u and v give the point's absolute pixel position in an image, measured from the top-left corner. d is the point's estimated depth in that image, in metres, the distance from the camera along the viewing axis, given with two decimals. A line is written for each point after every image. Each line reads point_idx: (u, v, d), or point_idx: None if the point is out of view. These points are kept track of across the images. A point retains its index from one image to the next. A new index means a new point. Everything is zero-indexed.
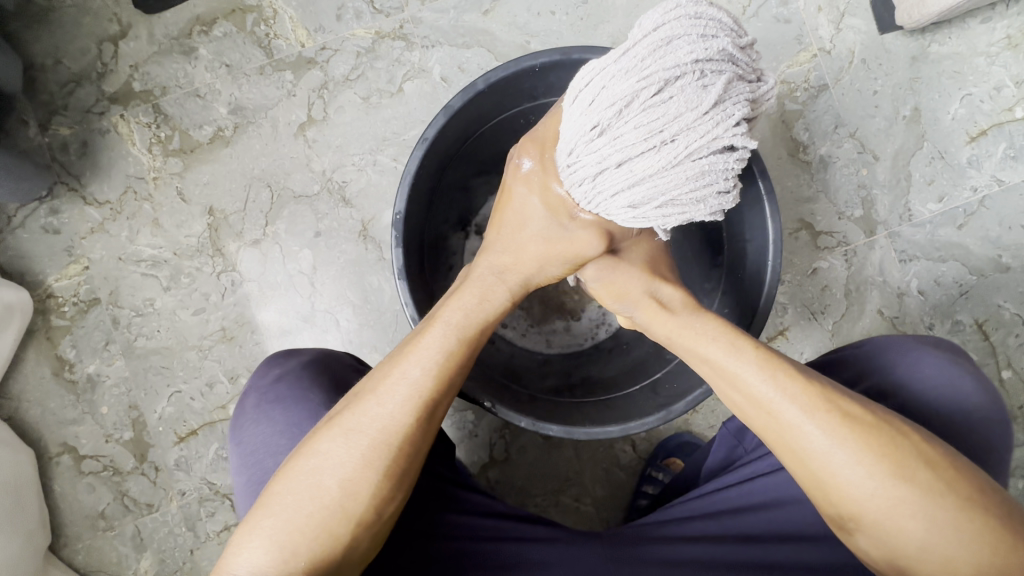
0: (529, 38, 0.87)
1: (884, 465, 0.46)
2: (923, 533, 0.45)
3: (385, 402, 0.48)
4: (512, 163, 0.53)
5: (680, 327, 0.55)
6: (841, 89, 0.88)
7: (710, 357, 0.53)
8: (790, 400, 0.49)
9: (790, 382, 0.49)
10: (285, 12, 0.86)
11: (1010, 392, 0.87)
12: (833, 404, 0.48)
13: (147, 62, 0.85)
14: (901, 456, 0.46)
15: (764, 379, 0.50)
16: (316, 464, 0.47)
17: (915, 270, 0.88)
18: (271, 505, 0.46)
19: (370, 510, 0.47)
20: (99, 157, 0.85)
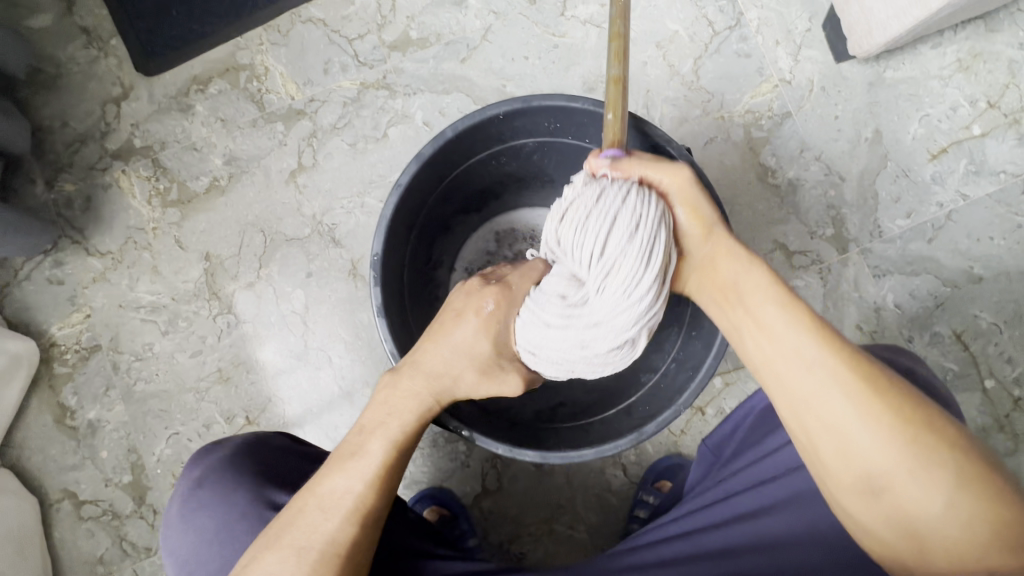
0: (505, 81, 0.92)
1: (921, 428, 0.43)
2: (940, 510, 0.42)
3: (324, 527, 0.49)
4: (470, 299, 0.55)
5: (733, 277, 0.52)
6: (803, 116, 0.92)
7: (757, 306, 0.50)
8: (832, 355, 0.46)
9: (834, 340, 0.47)
10: (276, 68, 0.92)
11: (995, 402, 0.88)
12: (871, 365, 0.46)
13: (147, 119, 0.91)
14: (930, 417, 0.44)
15: (800, 330, 0.47)
16: None
17: (889, 285, 0.90)
18: None
19: None
20: (101, 211, 0.89)
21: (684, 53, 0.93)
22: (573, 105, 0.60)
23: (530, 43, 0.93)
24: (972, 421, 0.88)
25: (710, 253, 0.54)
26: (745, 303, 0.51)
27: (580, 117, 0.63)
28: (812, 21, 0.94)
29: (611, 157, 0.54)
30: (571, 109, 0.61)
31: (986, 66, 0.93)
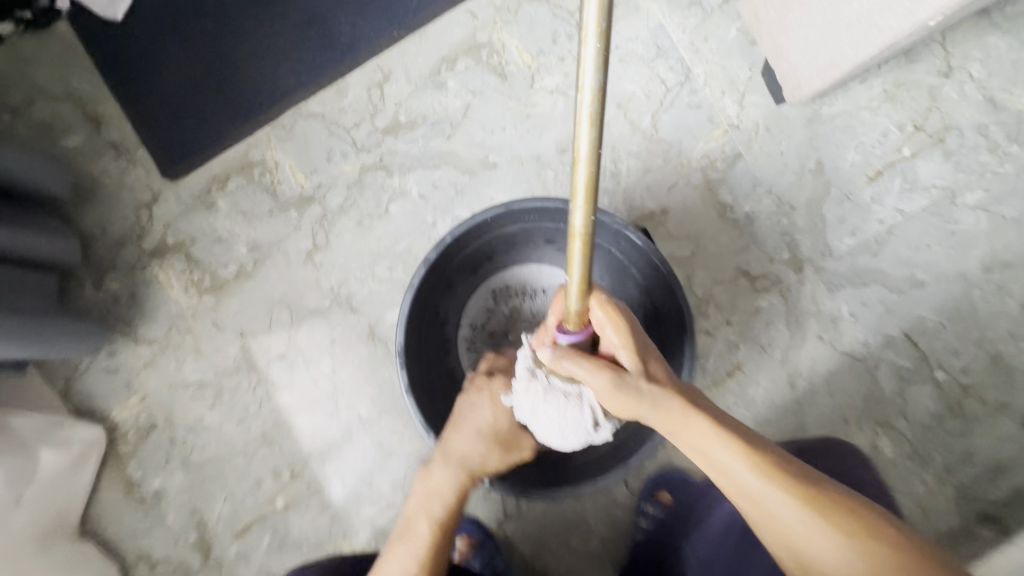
0: (487, 152, 1.04)
1: (859, 545, 0.49)
2: None
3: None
4: (485, 388, 0.73)
5: (679, 428, 0.59)
6: (753, 156, 1.04)
7: (704, 452, 0.57)
8: (769, 489, 0.53)
9: (769, 475, 0.54)
10: (285, 161, 1.04)
11: (944, 390, 1.01)
12: (807, 493, 0.52)
13: (176, 218, 1.03)
14: (866, 532, 0.49)
15: (740, 470, 0.55)
16: None
17: (843, 297, 1.02)
18: None
19: None
20: (145, 303, 1.01)
21: (642, 110, 1.05)
22: (542, 204, 0.77)
23: (506, 115, 1.05)
24: (925, 409, 1.01)
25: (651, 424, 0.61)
26: (696, 451, 0.58)
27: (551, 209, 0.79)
28: (753, 70, 1.05)
29: (563, 338, 0.64)
30: (542, 207, 0.78)
31: (909, 94, 1.06)
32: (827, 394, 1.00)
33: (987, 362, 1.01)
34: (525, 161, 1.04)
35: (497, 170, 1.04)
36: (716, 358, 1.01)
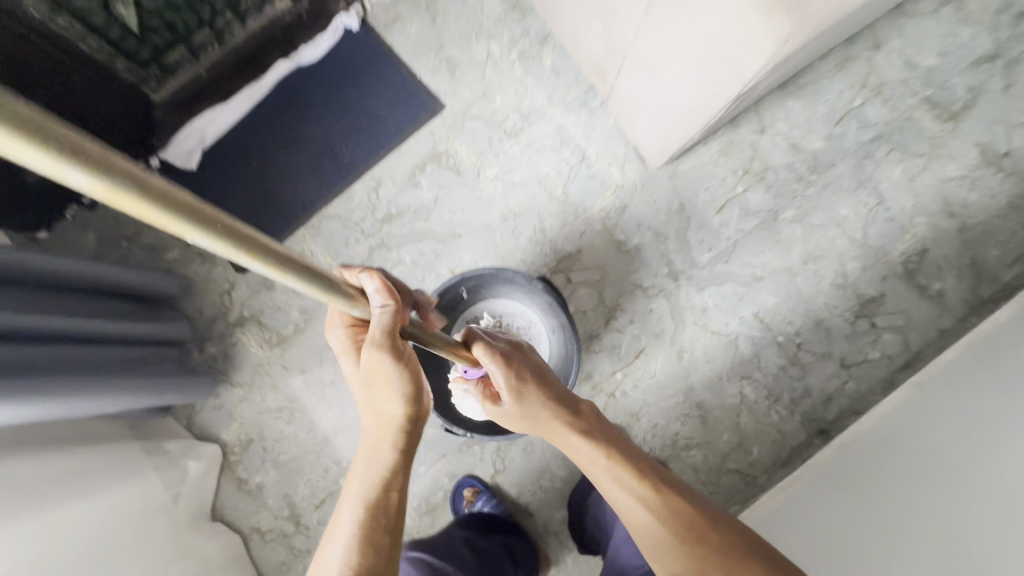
0: (453, 226, 1.52)
1: (666, 510, 0.83)
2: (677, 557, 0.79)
3: (360, 550, 0.75)
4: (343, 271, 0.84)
5: (558, 433, 0.97)
6: (635, 205, 1.52)
7: (574, 448, 0.94)
8: (613, 474, 0.89)
9: (616, 466, 0.89)
10: (317, 250, 1.52)
11: (785, 349, 1.47)
12: (638, 478, 0.88)
13: (248, 297, 1.50)
14: (672, 503, 0.84)
15: (598, 462, 0.90)
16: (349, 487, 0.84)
17: (708, 293, 1.49)
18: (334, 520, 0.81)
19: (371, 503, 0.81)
20: (234, 358, 1.48)
21: (555, 183, 1.53)
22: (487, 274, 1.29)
23: (463, 199, 1.53)
24: (774, 363, 1.47)
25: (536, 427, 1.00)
26: (570, 448, 0.95)
27: (492, 275, 1.33)
28: (628, 146, 1.53)
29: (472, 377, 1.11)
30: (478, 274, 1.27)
31: (737, 149, 1.53)
32: (705, 361, 1.47)
33: (812, 326, 1.48)
34: (479, 229, 1.51)
35: (462, 238, 1.51)
36: (627, 346, 1.47)
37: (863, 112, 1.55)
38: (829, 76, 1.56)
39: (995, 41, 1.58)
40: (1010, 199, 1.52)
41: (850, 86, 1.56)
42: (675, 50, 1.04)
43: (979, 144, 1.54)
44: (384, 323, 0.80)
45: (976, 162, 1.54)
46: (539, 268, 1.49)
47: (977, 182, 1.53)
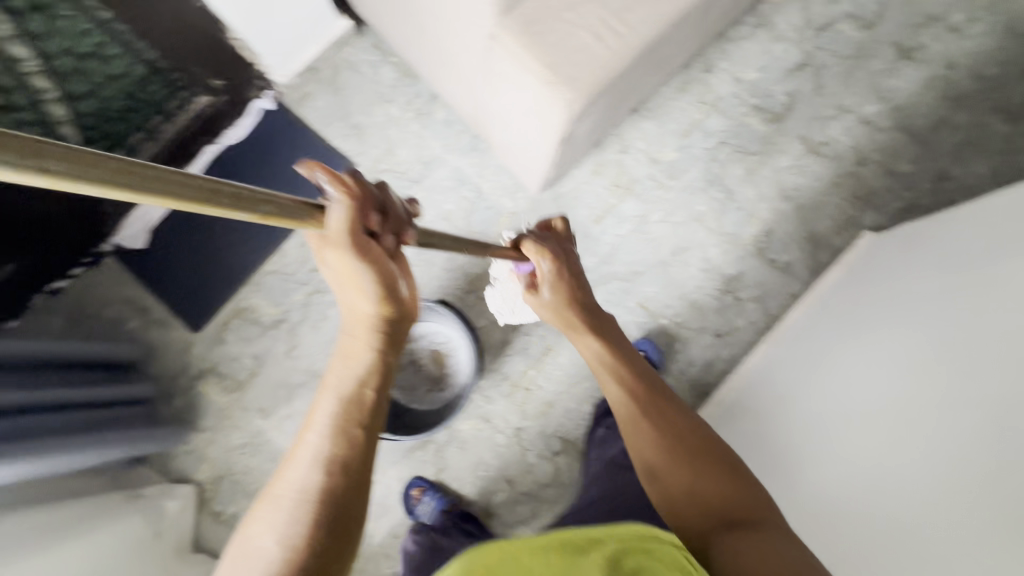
0: None
1: (676, 423, 1.04)
2: (678, 458, 0.98)
3: (342, 438, 0.80)
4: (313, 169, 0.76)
5: (574, 332, 1.22)
6: (528, 226, 1.79)
7: (586, 348, 1.19)
8: (619, 384, 1.10)
9: (621, 376, 1.12)
10: (262, 302, 1.75)
11: (667, 328, 1.75)
12: (652, 393, 1.09)
13: (205, 352, 1.72)
14: (676, 414, 1.06)
15: (606, 370, 1.13)
16: (333, 380, 0.85)
17: (598, 292, 1.76)
18: (316, 411, 0.83)
19: (352, 398, 0.83)
20: (199, 407, 1.69)
21: (459, 217, 1.80)
22: None
23: None
24: (661, 341, 1.75)
25: (556, 322, 1.25)
26: (585, 345, 1.20)
27: None
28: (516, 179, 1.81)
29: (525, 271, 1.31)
30: None
31: (606, 168, 1.83)
32: None
33: (688, 305, 1.76)
34: None
35: None
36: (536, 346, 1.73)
37: (705, 123, 1.87)
38: (674, 97, 1.88)
39: (803, 53, 1.93)
40: (832, 179, 1.86)
41: (692, 104, 1.88)
42: (514, 114, 1.33)
43: (801, 137, 1.88)
44: (342, 220, 0.75)
45: (801, 153, 1.87)
46: (454, 290, 1.75)
47: (804, 169, 1.86)
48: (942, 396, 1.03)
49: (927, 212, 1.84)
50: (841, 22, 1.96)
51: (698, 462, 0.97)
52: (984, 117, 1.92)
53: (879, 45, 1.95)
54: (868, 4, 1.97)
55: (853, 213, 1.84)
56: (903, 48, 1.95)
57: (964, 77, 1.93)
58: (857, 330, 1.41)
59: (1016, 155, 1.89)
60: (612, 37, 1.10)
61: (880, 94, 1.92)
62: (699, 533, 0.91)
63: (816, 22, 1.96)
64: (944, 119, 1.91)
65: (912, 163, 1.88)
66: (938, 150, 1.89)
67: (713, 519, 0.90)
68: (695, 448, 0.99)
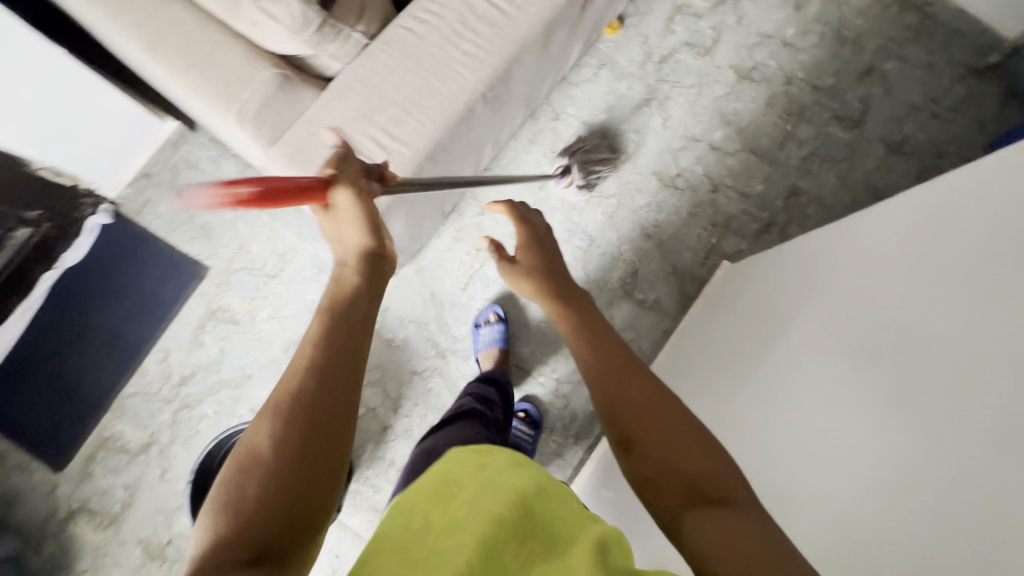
0: (243, 369, 1.72)
1: (678, 417, 0.68)
2: (688, 466, 0.63)
3: (300, 393, 0.58)
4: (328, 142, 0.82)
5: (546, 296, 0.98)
6: (395, 304, 1.77)
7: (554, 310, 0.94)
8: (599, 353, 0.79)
9: (607, 344, 0.81)
10: (127, 427, 1.67)
11: (547, 385, 1.75)
12: (637, 367, 0.75)
13: (72, 490, 1.63)
14: (677, 407, 0.69)
15: (575, 334, 0.85)
16: (308, 336, 0.64)
17: (474, 359, 1.75)
18: (294, 363, 0.62)
19: (315, 362, 0.61)
20: (73, 550, 1.61)
21: None
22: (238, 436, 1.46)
23: (247, 343, 1.73)
24: (542, 399, 1.75)
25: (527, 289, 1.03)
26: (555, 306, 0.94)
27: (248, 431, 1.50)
28: None
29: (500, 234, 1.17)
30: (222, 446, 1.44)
31: (467, 232, 1.82)
32: None
33: (564, 359, 1.76)
34: (267, 364, 1.72)
35: (253, 378, 1.71)
36: (417, 425, 1.71)
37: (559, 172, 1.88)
38: (524, 151, 1.91)
39: (647, 87, 1.96)
40: (689, 210, 1.89)
41: (543, 155, 1.90)
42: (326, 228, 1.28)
43: (655, 172, 1.90)
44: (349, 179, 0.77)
45: (657, 188, 1.90)
46: None
47: (661, 204, 1.88)
48: (860, 336, 0.84)
49: (783, 230, 1.89)
50: (679, 52, 1.99)
51: (680, 432, 0.66)
52: (826, 127, 1.98)
53: (718, 70, 1.99)
54: (703, 31, 2.01)
55: (714, 240, 1.87)
56: (742, 70, 2.00)
57: (802, 91, 2.00)
58: (709, 379, 1.32)
59: (860, 160, 1.96)
60: (382, 156, 1.06)
61: (725, 118, 1.96)
62: (662, 505, 0.63)
63: (656, 55, 1.98)
64: (789, 134, 1.96)
65: (764, 182, 1.92)
66: (787, 165, 1.94)
67: (677, 487, 0.62)
68: (672, 419, 0.68)
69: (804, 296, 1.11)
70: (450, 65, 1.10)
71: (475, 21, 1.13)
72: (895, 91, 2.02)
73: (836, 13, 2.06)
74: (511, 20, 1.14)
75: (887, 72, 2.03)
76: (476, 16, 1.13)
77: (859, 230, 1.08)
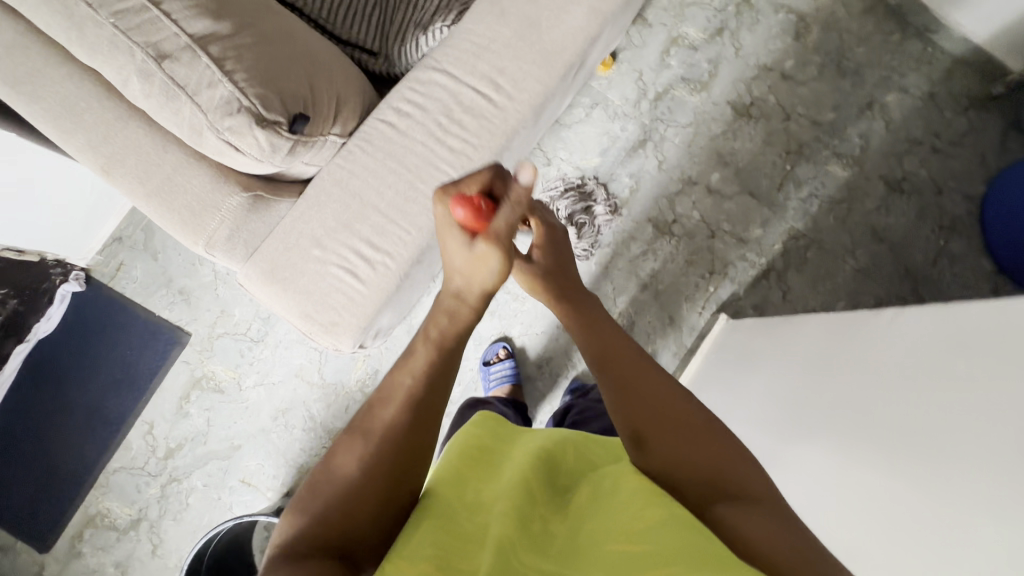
0: (231, 439, 1.67)
1: (687, 404, 0.67)
2: (698, 458, 0.63)
3: (367, 456, 0.59)
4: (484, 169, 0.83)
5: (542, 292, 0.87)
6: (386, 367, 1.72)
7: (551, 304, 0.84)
8: (603, 344, 0.75)
9: (608, 333, 0.77)
10: (113, 504, 1.63)
11: None
12: (639, 357, 0.73)
13: (61, 570, 1.60)
14: (682, 393, 0.68)
15: (576, 326, 0.79)
16: (411, 361, 0.65)
17: None
18: (387, 388, 0.64)
19: (414, 395, 0.63)
20: None
21: (311, 369, 1.70)
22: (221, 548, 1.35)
23: (235, 412, 1.68)
24: None
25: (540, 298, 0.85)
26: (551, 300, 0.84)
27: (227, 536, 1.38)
28: None
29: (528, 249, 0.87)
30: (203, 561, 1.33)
31: None
32: None
33: None
34: (255, 434, 1.67)
35: (242, 448, 1.67)
36: None
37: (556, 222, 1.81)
38: None
39: (641, 128, 1.88)
40: (686, 258, 1.84)
41: None
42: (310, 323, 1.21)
43: (650, 220, 1.84)
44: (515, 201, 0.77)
45: (653, 236, 1.84)
46: (317, 450, 1.67)
47: (657, 252, 1.83)
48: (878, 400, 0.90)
49: (781, 276, 1.86)
50: (674, 88, 1.91)
51: (692, 427, 0.64)
52: (826, 166, 1.92)
53: (716, 106, 1.91)
54: (699, 65, 1.92)
55: (711, 289, 1.83)
56: (740, 106, 1.92)
57: (802, 127, 1.93)
58: None
59: (860, 201, 1.91)
60: (365, 270, 1.00)
61: (723, 159, 1.89)
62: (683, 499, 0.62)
63: (650, 92, 1.90)
64: (788, 174, 1.90)
65: (762, 226, 1.87)
66: (786, 207, 1.89)
67: (696, 483, 0.62)
68: (680, 407, 0.66)
69: (817, 412, 1.04)
70: (436, 165, 1.03)
71: (460, 113, 1.05)
72: (896, 125, 1.95)
73: (836, 42, 1.97)
74: (499, 110, 1.06)
75: (887, 104, 1.96)
76: (462, 108, 1.05)
77: (875, 339, 1.03)
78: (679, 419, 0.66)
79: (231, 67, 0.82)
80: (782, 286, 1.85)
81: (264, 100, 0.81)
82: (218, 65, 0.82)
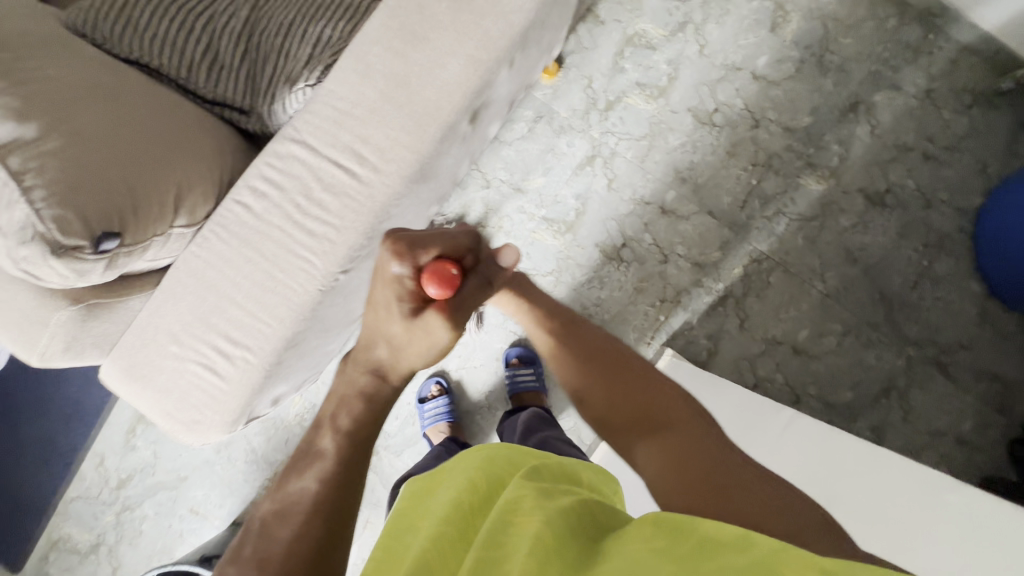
0: (178, 470, 1.72)
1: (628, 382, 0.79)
2: (623, 410, 0.77)
3: None
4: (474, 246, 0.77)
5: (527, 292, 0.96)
6: (323, 401, 1.71)
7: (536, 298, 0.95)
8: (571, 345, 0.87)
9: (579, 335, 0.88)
10: (74, 528, 1.72)
11: None
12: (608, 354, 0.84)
13: None
14: (627, 373, 0.80)
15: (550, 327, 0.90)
16: (303, 474, 0.68)
17: (408, 454, 1.72)
18: (274, 509, 0.66)
19: (315, 503, 0.65)
20: None
21: None
22: None
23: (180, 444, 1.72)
24: None
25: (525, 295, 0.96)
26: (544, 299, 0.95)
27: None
28: None
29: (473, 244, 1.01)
30: None
31: None
32: None
33: None
34: (200, 465, 1.72)
35: (188, 479, 1.72)
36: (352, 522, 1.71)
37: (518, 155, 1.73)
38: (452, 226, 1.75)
39: (589, 143, 1.75)
40: (635, 285, 1.73)
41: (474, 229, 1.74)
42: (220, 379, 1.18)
43: (598, 244, 1.74)
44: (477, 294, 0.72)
45: (599, 262, 1.74)
46: (259, 483, 1.70)
47: (603, 280, 1.74)
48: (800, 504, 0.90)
49: (739, 302, 1.72)
50: (629, 95, 1.74)
51: (629, 387, 0.78)
52: (798, 178, 1.73)
53: (674, 115, 1.73)
54: (657, 68, 1.73)
55: (663, 318, 1.73)
56: (702, 114, 1.73)
57: (772, 134, 1.73)
58: None
59: (834, 218, 1.72)
60: (223, 365, 0.95)
61: (680, 174, 1.73)
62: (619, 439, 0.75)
63: (600, 101, 1.74)
64: (753, 189, 1.73)
65: (721, 248, 1.72)
66: (749, 227, 1.72)
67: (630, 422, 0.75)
68: (636, 386, 0.78)
69: None
70: (294, 252, 0.95)
71: (320, 191, 0.96)
72: (883, 128, 1.72)
73: (820, 32, 1.73)
74: (363, 186, 0.96)
75: (875, 105, 1.72)
76: (321, 185, 0.96)
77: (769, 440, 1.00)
78: (628, 401, 0.77)
79: (30, 180, 0.77)
80: (740, 313, 1.72)
81: (60, 223, 0.77)
82: (17, 179, 0.77)
